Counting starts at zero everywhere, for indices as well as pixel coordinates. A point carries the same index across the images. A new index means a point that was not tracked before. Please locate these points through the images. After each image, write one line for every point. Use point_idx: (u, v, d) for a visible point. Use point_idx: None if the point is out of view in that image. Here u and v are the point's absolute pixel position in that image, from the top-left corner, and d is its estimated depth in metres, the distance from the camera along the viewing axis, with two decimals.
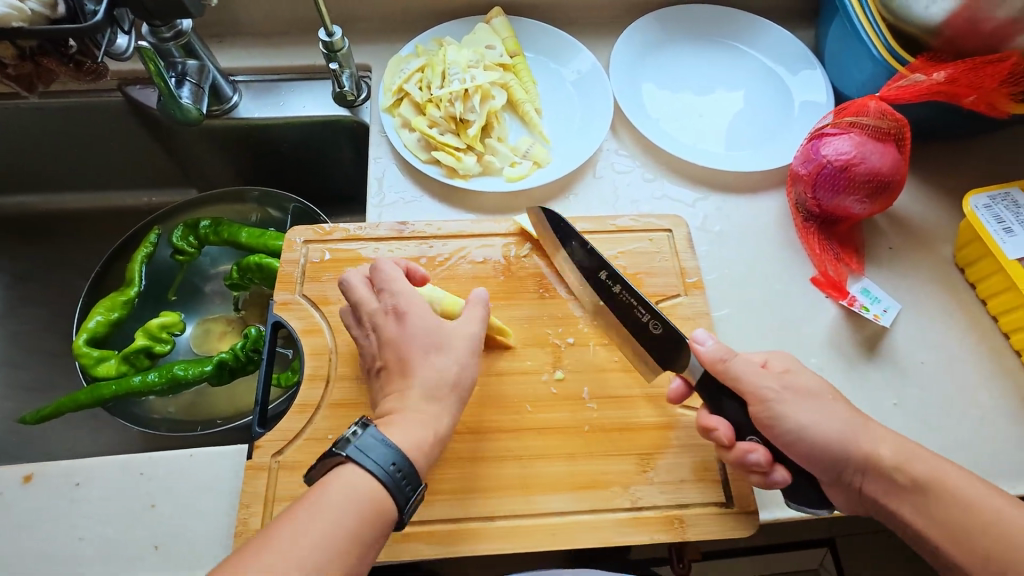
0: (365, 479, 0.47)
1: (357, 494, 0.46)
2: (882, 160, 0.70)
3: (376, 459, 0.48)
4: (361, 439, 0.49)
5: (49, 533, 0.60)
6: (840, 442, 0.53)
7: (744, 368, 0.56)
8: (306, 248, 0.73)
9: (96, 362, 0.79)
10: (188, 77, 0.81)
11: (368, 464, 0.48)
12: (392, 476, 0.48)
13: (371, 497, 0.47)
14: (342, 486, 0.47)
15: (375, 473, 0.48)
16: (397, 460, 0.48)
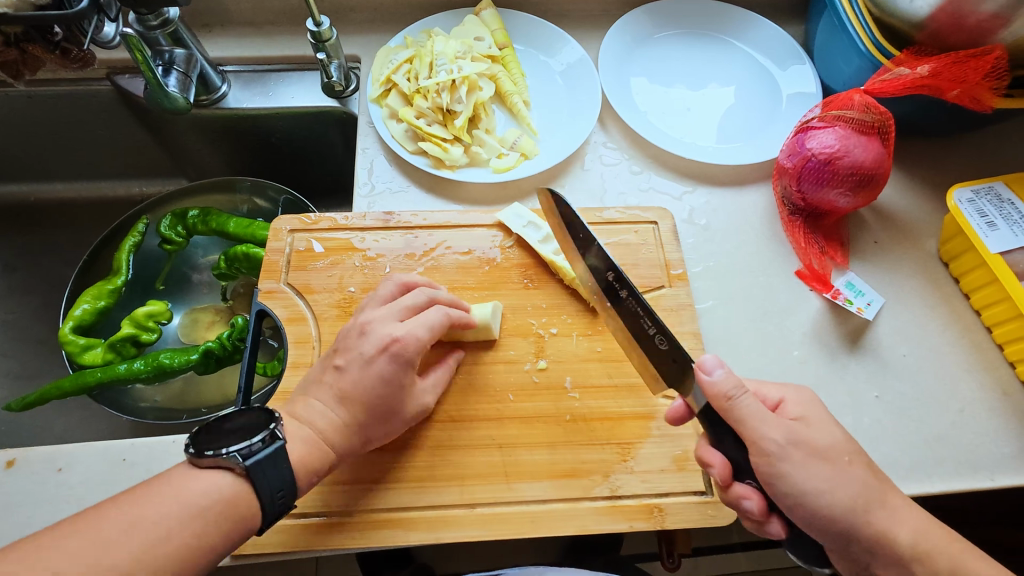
0: (246, 491, 0.50)
1: (236, 505, 0.49)
2: (866, 153, 0.70)
3: (270, 481, 0.50)
4: (262, 454, 0.50)
5: (31, 518, 0.60)
6: (844, 510, 0.49)
7: (757, 406, 0.52)
8: (292, 237, 0.74)
9: (83, 350, 0.79)
10: (176, 65, 0.80)
11: (258, 483, 0.50)
12: (274, 498, 0.51)
13: (246, 506, 0.50)
14: (229, 488, 0.49)
15: (260, 493, 0.50)
16: (286, 487, 0.51)
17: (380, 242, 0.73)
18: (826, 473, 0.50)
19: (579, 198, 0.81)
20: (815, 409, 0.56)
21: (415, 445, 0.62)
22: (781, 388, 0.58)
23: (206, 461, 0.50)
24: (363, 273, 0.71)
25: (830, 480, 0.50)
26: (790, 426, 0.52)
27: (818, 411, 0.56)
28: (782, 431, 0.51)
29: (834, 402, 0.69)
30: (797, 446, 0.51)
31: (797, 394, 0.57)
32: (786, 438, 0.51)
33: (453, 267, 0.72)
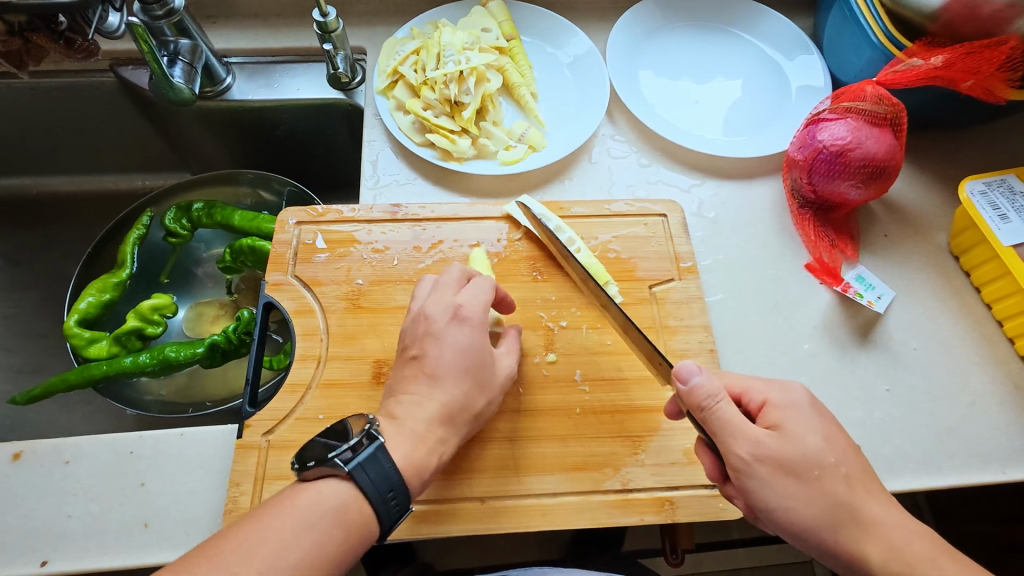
0: (356, 496, 0.48)
1: (347, 515, 0.47)
2: (878, 145, 0.70)
3: (374, 481, 0.49)
4: (364, 454, 0.50)
5: (38, 511, 0.59)
6: (816, 526, 0.49)
7: (728, 418, 0.51)
8: (298, 230, 0.73)
9: (88, 343, 0.78)
10: (181, 56, 0.80)
11: (366, 484, 0.49)
12: (386, 501, 0.49)
13: (359, 515, 0.48)
14: (340, 495, 0.48)
15: (369, 494, 0.48)
16: (395, 487, 0.50)
17: (387, 235, 0.73)
18: (794, 489, 0.50)
19: (587, 191, 0.81)
20: (804, 411, 0.54)
21: None
22: (773, 384, 0.56)
23: (310, 474, 0.49)
24: (370, 266, 0.71)
25: (796, 494, 0.50)
26: (760, 440, 0.51)
27: (806, 414, 0.54)
28: (750, 445, 0.51)
29: (846, 395, 0.69)
30: (764, 462, 0.50)
31: (789, 393, 0.55)
32: (751, 453, 0.51)
33: (461, 260, 0.71)
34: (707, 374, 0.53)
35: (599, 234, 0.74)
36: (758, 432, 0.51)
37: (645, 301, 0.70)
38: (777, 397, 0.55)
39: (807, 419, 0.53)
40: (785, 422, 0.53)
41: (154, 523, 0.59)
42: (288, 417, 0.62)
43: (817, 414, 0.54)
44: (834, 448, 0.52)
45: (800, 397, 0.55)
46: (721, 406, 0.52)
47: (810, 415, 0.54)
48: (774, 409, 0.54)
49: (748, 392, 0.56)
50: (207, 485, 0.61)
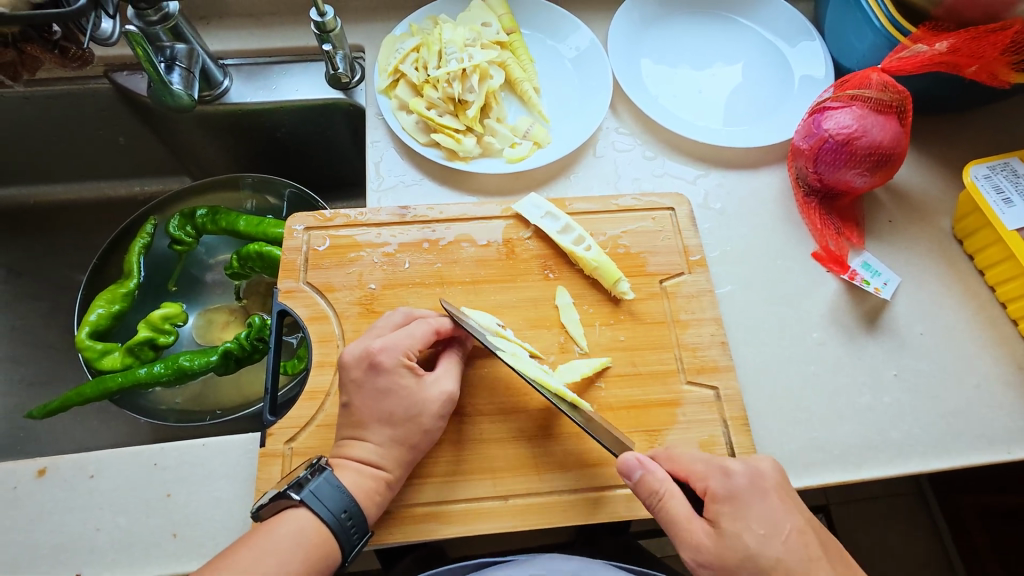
0: (313, 521, 0.53)
1: (307, 537, 0.52)
2: (884, 133, 0.70)
3: (328, 505, 0.54)
4: (315, 483, 0.55)
5: (66, 526, 0.60)
6: None
7: (672, 517, 0.53)
8: (308, 235, 0.73)
9: (101, 355, 0.78)
10: (178, 61, 0.79)
11: (320, 508, 0.54)
12: (342, 523, 0.54)
13: (319, 536, 0.53)
14: (298, 521, 0.53)
15: (324, 517, 0.53)
16: (348, 507, 0.54)
17: (397, 237, 0.73)
18: None
19: (593, 186, 0.81)
20: (746, 500, 0.53)
21: (447, 438, 0.62)
22: (715, 468, 0.55)
23: (267, 513, 0.54)
24: (382, 269, 0.71)
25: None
26: (700, 542, 0.52)
27: (749, 504, 0.53)
28: (691, 551, 0.52)
29: (855, 381, 0.70)
30: (706, 567, 0.51)
31: (728, 479, 0.54)
32: (694, 559, 0.52)
33: (472, 260, 0.72)
34: (649, 468, 0.55)
35: (607, 230, 0.74)
36: (699, 529, 0.52)
37: (656, 295, 0.71)
38: (719, 485, 0.54)
39: (753, 510, 0.53)
40: (724, 515, 0.53)
41: (182, 532, 0.60)
42: (309, 424, 0.63)
43: (759, 499, 0.53)
44: (776, 541, 0.51)
45: (740, 482, 0.54)
46: (666, 501, 0.53)
47: (754, 502, 0.53)
48: (715, 499, 0.54)
49: (692, 478, 0.56)
50: (233, 493, 0.62)
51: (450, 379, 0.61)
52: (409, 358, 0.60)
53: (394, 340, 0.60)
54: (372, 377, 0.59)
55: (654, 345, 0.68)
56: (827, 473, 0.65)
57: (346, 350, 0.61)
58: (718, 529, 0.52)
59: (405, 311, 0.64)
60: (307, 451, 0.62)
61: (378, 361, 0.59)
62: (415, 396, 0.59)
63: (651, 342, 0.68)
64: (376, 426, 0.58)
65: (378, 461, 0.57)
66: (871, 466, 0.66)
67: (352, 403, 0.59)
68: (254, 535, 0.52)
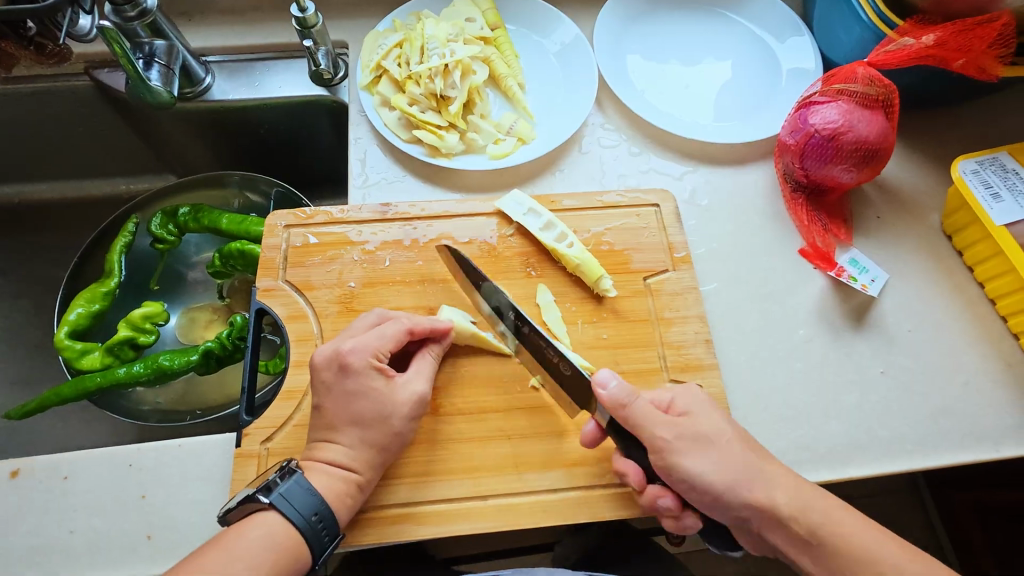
0: (283, 524, 0.52)
1: (277, 540, 0.52)
2: (870, 128, 0.69)
3: (298, 508, 0.53)
4: (285, 486, 0.54)
5: (39, 528, 0.59)
6: (732, 492, 0.53)
7: (640, 420, 0.55)
8: (288, 232, 0.72)
9: (80, 355, 0.77)
10: (157, 58, 0.78)
11: (290, 511, 0.53)
12: (313, 526, 0.53)
13: (289, 539, 0.52)
14: (267, 525, 0.52)
15: (294, 520, 0.53)
16: (319, 510, 0.54)
17: (378, 235, 0.72)
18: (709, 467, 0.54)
19: (578, 182, 0.80)
20: (691, 401, 0.58)
21: (423, 438, 0.62)
22: (659, 382, 0.60)
23: (236, 516, 0.54)
24: (362, 267, 0.70)
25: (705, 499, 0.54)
26: (669, 430, 0.55)
27: (699, 419, 0.56)
28: (663, 438, 0.54)
29: (841, 379, 0.69)
30: (679, 446, 0.54)
31: (671, 388, 0.59)
32: (655, 447, 0.54)
33: (454, 258, 0.71)
34: (619, 382, 0.56)
35: (591, 227, 0.73)
36: (659, 428, 0.55)
37: (640, 293, 0.70)
38: (666, 395, 0.58)
39: (700, 410, 0.57)
40: (678, 415, 0.57)
41: (157, 535, 0.59)
42: (287, 424, 0.62)
43: (701, 400, 0.58)
44: (723, 430, 0.56)
45: (682, 390, 0.59)
46: (632, 410, 0.55)
47: (697, 403, 0.58)
48: (667, 409, 0.57)
49: (646, 395, 0.59)
50: (210, 493, 0.61)
51: (422, 379, 0.60)
52: (379, 359, 0.59)
53: (364, 342, 0.59)
54: (342, 378, 0.58)
55: (638, 343, 0.67)
56: (812, 472, 0.64)
57: (316, 351, 0.60)
58: (678, 424, 0.56)
59: (381, 313, 0.63)
60: (284, 451, 0.61)
61: (347, 363, 0.58)
62: (388, 398, 0.58)
63: (634, 340, 0.67)
64: (347, 428, 0.57)
65: (349, 463, 0.56)
66: (855, 465, 0.65)
67: (323, 405, 0.57)
68: (222, 539, 0.51)
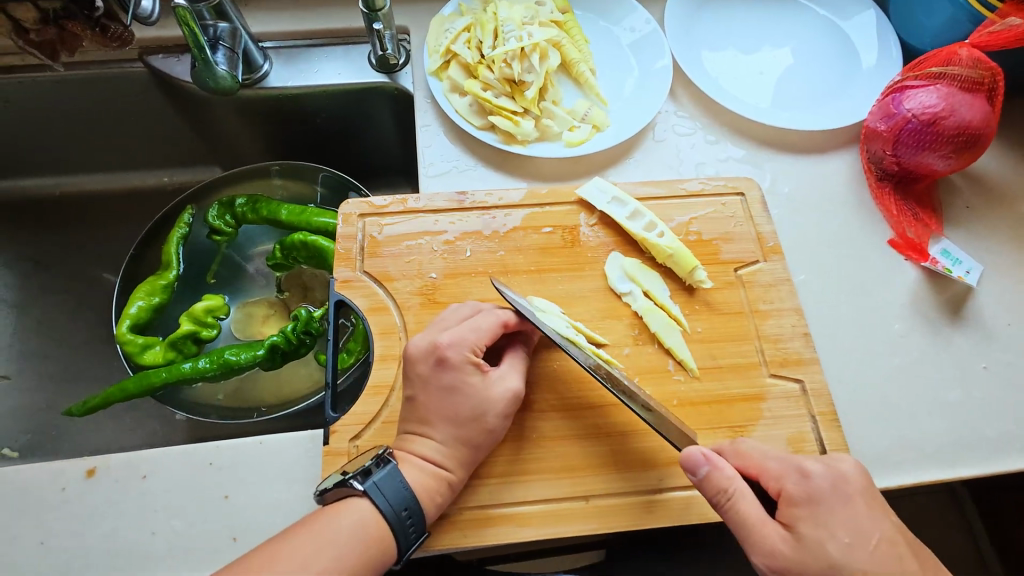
0: (373, 514, 0.50)
1: (366, 531, 0.49)
2: (972, 112, 0.66)
3: (389, 499, 0.50)
4: (379, 476, 0.51)
5: (119, 529, 0.57)
6: None
7: (743, 520, 0.49)
8: (363, 222, 0.69)
9: (142, 349, 0.75)
10: (222, 41, 0.76)
11: (381, 501, 0.50)
12: (402, 519, 0.50)
13: (378, 531, 0.49)
14: (358, 513, 0.50)
15: (385, 512, 0.50)
16: (410, 504, 0.51)
17: (457, 224, 0.69)
18: None
19: (655, 170, 0.77)
20: (827, 505, 0.49)
21: (515, 436, 0.59)
22: (791, 468, 0.51)
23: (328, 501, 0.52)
24: (442, 258, 0.67)
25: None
26: (775, 548, 0.48)
27: (830, 508, 0.49)
28: (766, 558, 0.48)
29: (942, 374, 0.66)
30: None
31: (807, 481, 0.50)
32: (768, 565, 0.48)
33: (536, 248, 0.68)
34: (716, 464, 0.51)
35: (676, 216, 0.70)
36: (772, 531, 0.49)
37: (732, 285, 0.67)
38: (795, 487, 0.50)
39: (833, 513, 0.49)
40: (802, 520, 0.49)
41: (242, 536, 0.56)
42: (375, 420, 0.59)
43: (841, 506, 0.49)
44: (862, 551, 0.48)
45: (823, 486, 0.50)
46: (734, 502, 0.50)
47: (836, 508, 0.49)
48: (792, 502, 0.50)
49: (766, 476, 0.52)
50: (296, 493, 0.58)
51: (515, 376, 0.57)
52: (477, 353, 0.56)
53: (460, 335, 0.56)
54: (438, 373, 0.55)
55: (733, 336, 0.64)
56: (920, 471, 0.61)
57: (409, 342, 0.57)
58: (795, 536, 0.48)
59: (473, 305, 0.60)
60: (373, 449, 0.58)
61: (445, 357, 0.55)
62: (484, 393, 0.55)
63: (729, 334, 0.64)
64: (440, 425, 0.54)
65: (449, 462, 0.53)
66: (960, 463, 0.62)
67: (418, 398, 0.55)
68: (314, 521, 0.49)
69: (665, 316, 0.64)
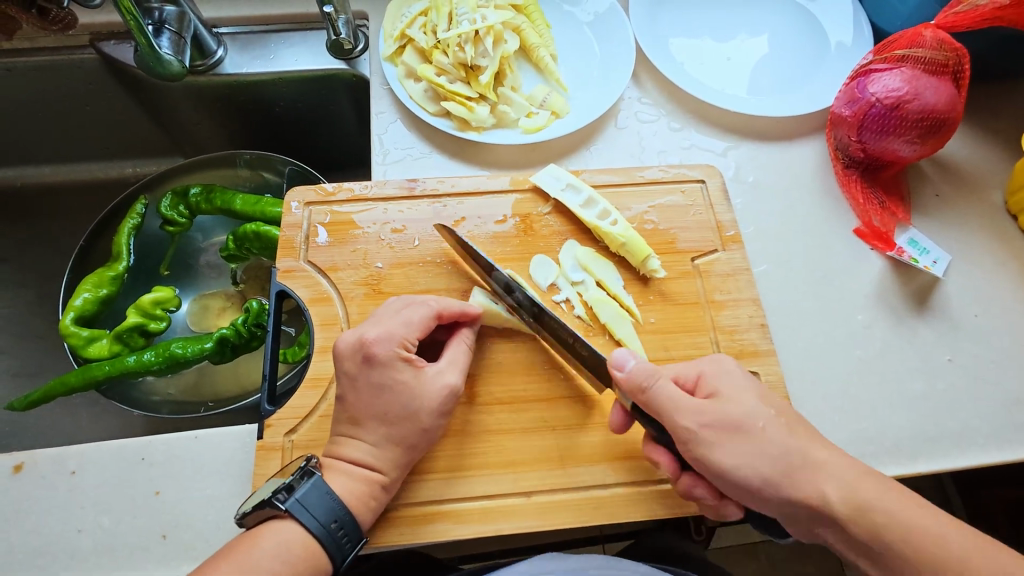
0: (301, 533, 0.47)
1: (294, 553, 0.46)
2: (938, 96, 0.64)
3: (318, 514, 0.48)
4: (303, 490, 0.48)
5: (45, 527, 0.55)
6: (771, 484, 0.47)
7: (665, 402, 0.49)
8: (308, 210, 0.67)
9: (87, 342, 0.73)
10: (167, 24, 0.74)
11: (307, 518, 0.47)
12: (333, 533, 0.48)
13: (306, 550, 0.46)
14: (284, 534, 0.46)
15: (313, 529, 0.47)
16: (339, 516, 0.48)
17: (406, 213, 0.67)
18: (743, 450, 0.47)
19: (615, 157, 0.75)
20: (715, 374, 0.52)
21: (457, 429, 0.57)
22: (682, 362, 0.54)
23: (250, 522, 0.48)
24: (390, 248, 0.65)
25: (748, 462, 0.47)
26: (700, 407, 0.49)
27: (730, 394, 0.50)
28: (694, 415, 0.48)
29: (906, 367, 0.64)
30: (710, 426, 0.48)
31: (694, 365, 0.54)
32: (698, 421, 0.48)
33: (487, 238, 0.66)
34: (635, 358, 0.51)
35: (633, 205, 0.68)
36: (692, 402, 0.49)
37: (688, 274, 0.65)
38: (689, 372, 0.53)
39: (728, 379, 0.52)
40: (708, 390, 0.51)
41: (172, 533, 0.54)
42: (312, 414, 0.57)
43: (728, 370, 0.53)
44: (759, 402, 0.50)
45: (705, 364, 0.53)
46: (660, 386, 0.49)
47: (724, 374, 0.52)
48: (696, 383, 0.52)
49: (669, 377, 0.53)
50: (229, 489, 0.56)
51: (455, 371, 0.55)
52: (407, 348, 0.54)
53: (389, 330, 0.54)
54: (367, 370, 0.53)
55: (688, 328, 0.62)
56: (879, 467, 0.59)
57: (340, 338, 0.55)
58: (707, 400, 0.50)
59: (406, 299, 0.57)
60: (309, 444, 0.56)
61: (372, 354, 0.52)
62: (415, 391, 0.52)
63: (683, 325, 0.62)
64: (371, 426, 0.52)
65: (381, 458, 0.51)
66: (921, 458, 0.60)
67: (349, 393, 0.53)
68: (234, 551, 0.45)
69: (616, 306, 0.62)
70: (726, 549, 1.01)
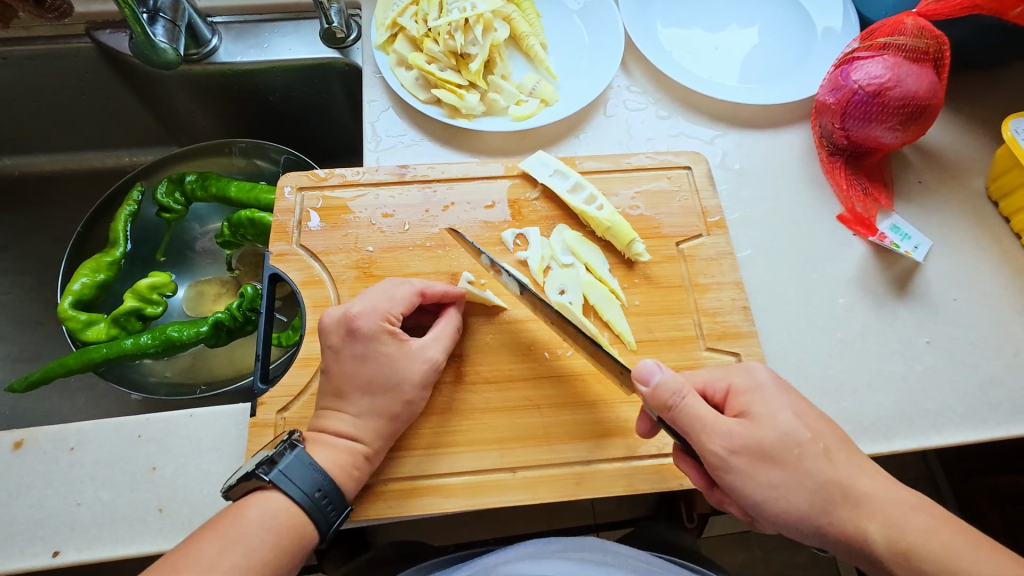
0: (285, 502, 0.48)
1: (278, 520, 0.47)
2: (919, 83, 0.65)
3: (300, 485, 0.49)
4: (285, 462, 0.50)
5: (44, 502, 0.56)
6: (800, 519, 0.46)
7: (697, 415, 0.47)
8: (301, 196, 0.68)
9: (85, 326, 0.74)
10: (162, 13, 0.75)
11: (291, 488, 0.49)
12: (317, 502, 0.49)
13: (291, 519, 0.48)
14: (268, 504, 0.48)
15: (296, 498, 0.49)
16: (322, 485, 0.50)
17: (396, 198, 0.68)
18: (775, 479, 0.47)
19: (605, 146, 0.76)
20: (771, 393, 0.50)
21: (440, 408, 0.58)
22: (733, 369, 0.53)
23: (236, 494, 0.50)
24: (381, 233, 0.66)
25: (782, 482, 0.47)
26: (733, 430, 0.47)
27: (773, 396, 0.50)
28: (722, 439, 0.47)
29: (885, 350, 0.66)
30: (740, 454, 0.47)
31: (750, 376, 0.52)
32: (727, 446, 0.47)
33: (475, 224, 0.67)
34: (667, 371, 0.49)
35: (619, 191, 0.69)
36: (727, 423, 0.48)
37: (673, 259, 0.66)
38: (741, 382, 0.51)
39: (776, 399, 0.50)
40: (751, 405, 0.50)
41: (168, 507, 0.56)
42: (303, 393, 0.59)
43: (783, 394, 0.50)
44: (802, 426, 0.49)
45: (763, 379, 0.51)
46: (688, 403, 0.48)
47: (776, 396, 0.50)
48: (739, 395, 0.51)
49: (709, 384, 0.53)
50: (224, 464, 0.58)
51: (437, 346, 0.57)
52: (391, 321, 0.55)
53: (373, 304, 0.55)
54: (353, 344, 0.54)
55: (671, 310, 0.64)
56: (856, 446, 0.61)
57: (326, 314, 0.57)
58: (748, 419, 0.48)
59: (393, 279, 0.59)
60: (300, 421, 0.58)
61: (356, 328, 0.54)
62: (402, 370, 0.54)
63: (667, 307, 0.64)
64: (359, 404, 0.53)
65: (367, 433, 0.53)
66: (897, 438, 0.61)
67: (339, 370, 0.54)
68: (228, 518, 0.47)
69: (602, 289, 0.64)
70: (721, 537, 1.02)
